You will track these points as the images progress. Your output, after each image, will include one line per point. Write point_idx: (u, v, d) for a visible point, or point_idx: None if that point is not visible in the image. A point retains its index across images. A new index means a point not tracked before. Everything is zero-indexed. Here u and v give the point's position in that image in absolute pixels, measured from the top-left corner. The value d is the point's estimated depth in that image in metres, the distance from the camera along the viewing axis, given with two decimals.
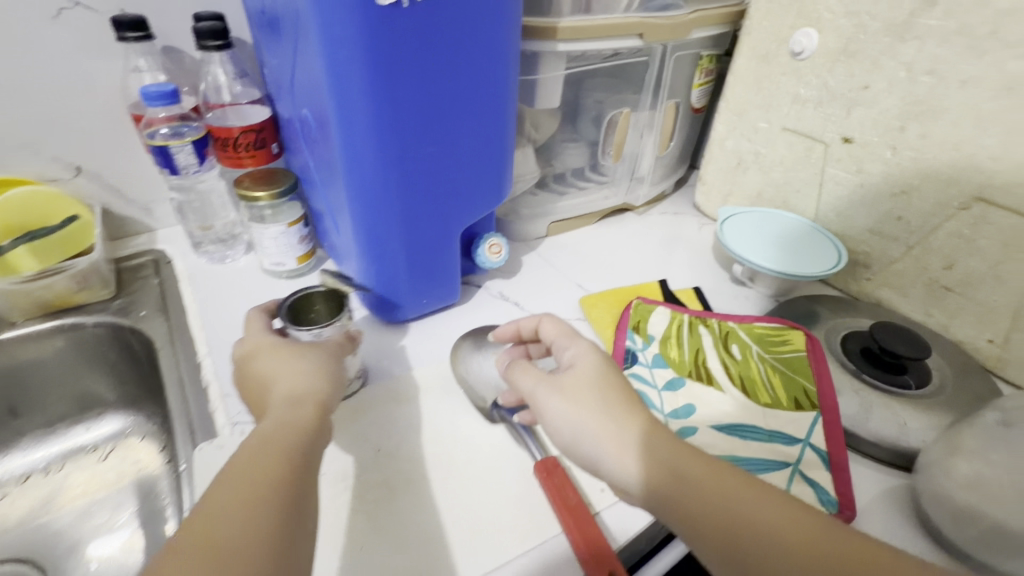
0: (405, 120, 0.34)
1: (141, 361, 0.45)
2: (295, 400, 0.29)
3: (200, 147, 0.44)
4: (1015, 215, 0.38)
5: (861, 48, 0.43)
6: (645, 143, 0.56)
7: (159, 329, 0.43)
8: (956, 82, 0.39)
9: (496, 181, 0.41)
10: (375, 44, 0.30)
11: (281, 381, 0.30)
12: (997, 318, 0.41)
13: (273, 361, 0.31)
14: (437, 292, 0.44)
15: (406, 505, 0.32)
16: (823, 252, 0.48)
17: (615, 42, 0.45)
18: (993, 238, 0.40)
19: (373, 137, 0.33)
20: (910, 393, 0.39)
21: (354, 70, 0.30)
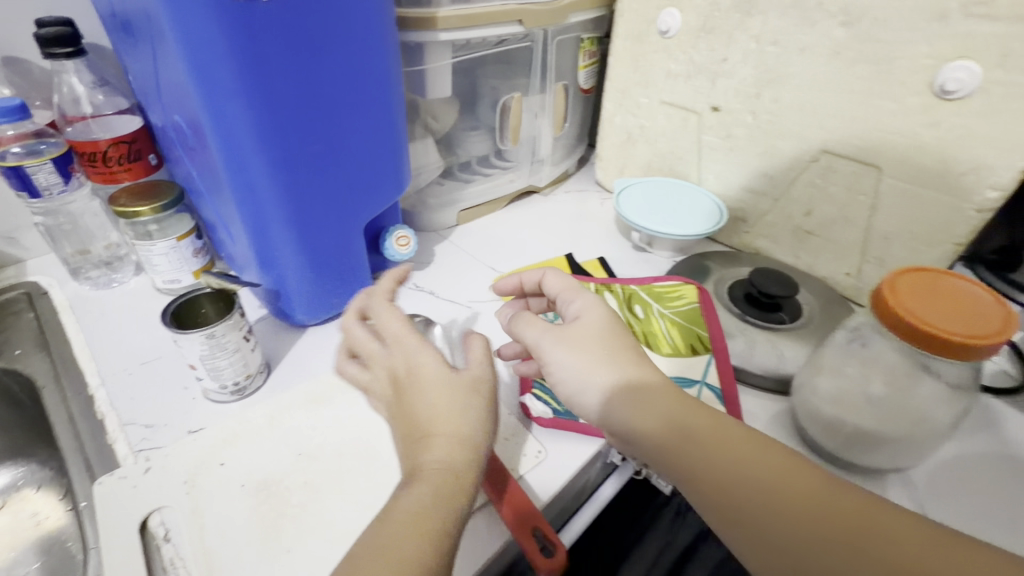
0: (287, 121, 0.34)
1: (24, 404, 0.43)
2: (454, 454, 0.28)
3: (63, 164, 0.41)
4: (853, 162, 0.43)
5: (717, 25, 0.47)
6: (540, 124, 0.60)
7: (41, 366, 0.41)
8: (796, 49, 0.43)
9: (392, 175, 0.43)
10: (242, 48, 0.30)
11: (436, 416, 0.29)
12: (850, 253, 0.47)
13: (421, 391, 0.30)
14: (344, 288, 0.45)
15: (315, 500, 0.32)
16: (704, 214, 0.53)
17: (499, 30, 0.48)
18: (840, 185, 0.45)
19: (255, 140, 0.34)
20: (786, 327, 0.43)
21: (223, 75, 0.31)
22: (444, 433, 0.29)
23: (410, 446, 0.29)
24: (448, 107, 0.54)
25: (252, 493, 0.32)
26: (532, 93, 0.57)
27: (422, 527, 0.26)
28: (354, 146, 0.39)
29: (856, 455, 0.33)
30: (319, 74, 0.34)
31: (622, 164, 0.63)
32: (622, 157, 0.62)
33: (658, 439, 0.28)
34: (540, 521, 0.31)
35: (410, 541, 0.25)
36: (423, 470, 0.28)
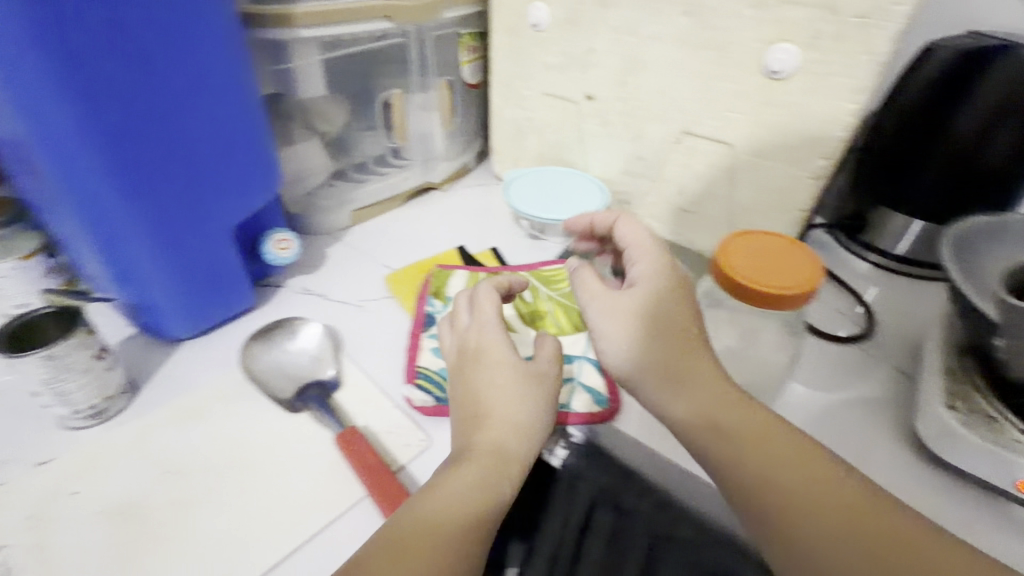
0: (128, 125, 0.34)
1: None
2: (507, 439, 0.35)
3: None
4: (713, 142, 0.49)
5: (581, 16, 0.52)
6: (433, 120, 0.61)
7: None
8: (647, 40, 0.48)
9: (259, 174, 0.43)
10: (61, 51, 0.30)
11: (502, 404, 0.37)
12: (720, 225, 0.52)
13: (499, 376, 0.37)
14: (217, 295, 0.45)
15: (198, 515, 0.34)
16: (590, 195, 0.56)
17: (365, 25, 0.49)
18: (703, 164, 0.50)
19: (89, 145, 0.33)
20: None
21: (41, 82, 0.30)
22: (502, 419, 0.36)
23: (469, 426, 0.37)
24: (331, 106, 0.55)
25: (108, 519, 0.34)
26: (412, 90, 0.59)
27: (468, 502, 0.32)
28: (208, 141, 0.39)
29: None
30: (143, 58, 0.33)
31: (514, 158, 0.66)
32: (515, 153, 0.65)
33: (691, 422, 0.35)
34: None
35: (451, 521, 0.31)
36: (475, 451, 0.35)
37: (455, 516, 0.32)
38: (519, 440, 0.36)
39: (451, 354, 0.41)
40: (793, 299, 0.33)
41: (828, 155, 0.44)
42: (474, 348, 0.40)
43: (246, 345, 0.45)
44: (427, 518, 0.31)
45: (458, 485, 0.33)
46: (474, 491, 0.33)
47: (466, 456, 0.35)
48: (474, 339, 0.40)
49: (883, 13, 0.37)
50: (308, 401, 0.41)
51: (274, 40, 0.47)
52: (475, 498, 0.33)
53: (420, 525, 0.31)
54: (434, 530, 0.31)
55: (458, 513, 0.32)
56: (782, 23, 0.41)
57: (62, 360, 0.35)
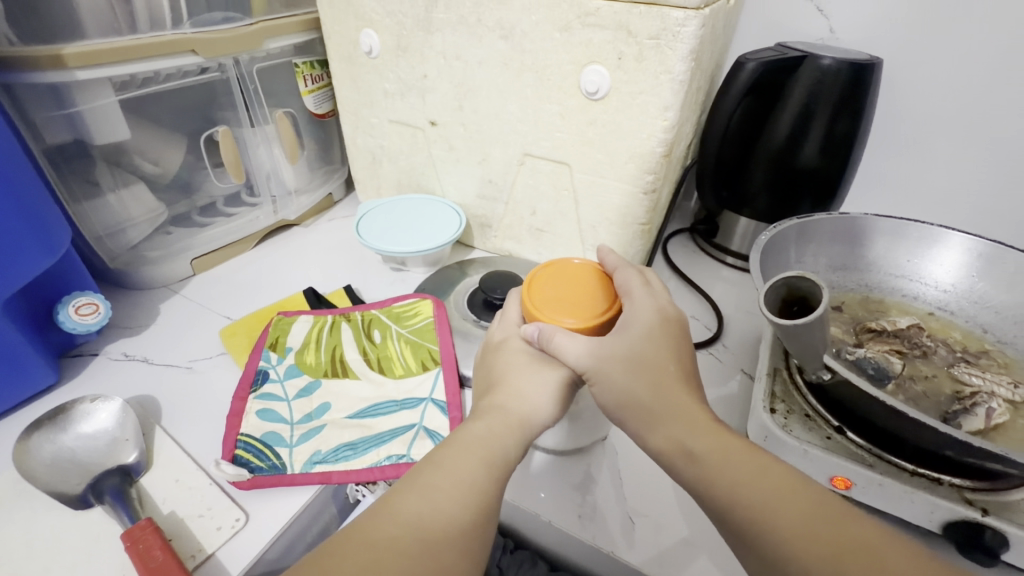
0: None
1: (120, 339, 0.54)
2: (533, 415, 0.39)
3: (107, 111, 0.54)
4: None
5: (408, 43, 0.59)
6: (274, 156, 0.69)
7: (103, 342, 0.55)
8: (537, 110, 0.56)
9: (37, 242, 0.44)
10: None
11: (515, 384, 0.40)
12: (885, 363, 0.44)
13: (520, 369, 0.41)
14: (9, 378, 0.46)
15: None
16: (447, 222, 0.67)
17: (566, 64, 0.51)
18: None
19: None
20: (807, 445, 0.40)
21: None
22: (508, 388, 0.40)
23: (482, 397, 0.41)
24: (156, 144, 0.60)
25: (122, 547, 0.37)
26: (242, 125, 0.65)
27: (708, 424, 0.34)
28: (33, 210, 0.43)
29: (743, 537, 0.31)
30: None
31: (482, 211, 0.68)
32: (374, 176, 0.75)
33: (759, 496, 0.30)
34: None
35: (495, 445, 0.36)
36: (484, 413, 0.39)
37: (683, 426, 0.34)
38: (542, 416, 0.39)
39: (482, 351, 0.46)
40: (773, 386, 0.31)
41: (654, 172, 0.53)
42: (495, 340, 0.44)
43: (27, 437, 0.42)
44: (676, 427, 0.34)
45: (477, 427, 0.37)
46: (663, 400, 0.36)
47: (475, 417, 0.39)
48: (498, 332, 0.45)
49: (672, 34, 0.45)
50: (102, 494, 0.39)
51: (58, 84, 0.49)
52: (694, 415, 0.35)
53: (681, 441, 0.34)
54: (686, 438, 0.34)
55: (492, 450, 0.36)
56: (593, 47, 0.49)
57: (88, 416, 0.44)
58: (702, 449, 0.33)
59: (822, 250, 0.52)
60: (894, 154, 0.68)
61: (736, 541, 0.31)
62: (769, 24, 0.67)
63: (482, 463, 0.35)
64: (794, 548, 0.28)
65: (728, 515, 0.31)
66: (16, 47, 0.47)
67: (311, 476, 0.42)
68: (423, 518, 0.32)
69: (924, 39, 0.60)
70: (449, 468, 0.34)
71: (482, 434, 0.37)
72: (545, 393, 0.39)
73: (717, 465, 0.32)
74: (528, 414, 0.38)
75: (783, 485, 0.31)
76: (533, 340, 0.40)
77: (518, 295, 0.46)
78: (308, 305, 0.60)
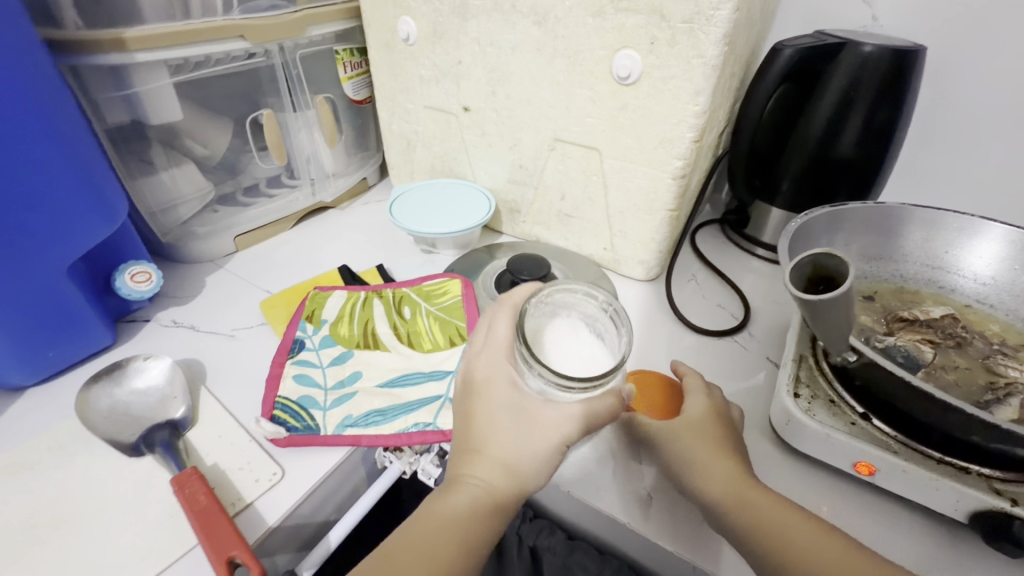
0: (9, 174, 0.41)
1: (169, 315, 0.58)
2: (499, 476, 0.36)
3: None
4: None
5: (445, 30, 0.61)
6: (314, 140, 0.72)
7: (153, 310, 0.59)
8: (569, 95, 0.56)
9: (97, 213, 0.47)
10: None
11: (505, 448, 0.36)
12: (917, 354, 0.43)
13: (490, 411, 0.38)
14: (72, 336, 0.50)
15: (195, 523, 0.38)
16: (477, 206, 0.68)
17: (598, 49, 0.52)
18: None
19: None
20: (831, 431, 0.40)
21: None
22: (495, 454, 0.36)
23: (463, 456, 0.37)
24: (205, 127, 0.64)
25: (168, 493, 0.40)
26: (285, 109, 0.68)
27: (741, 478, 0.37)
28: (95, 182, 0.47)
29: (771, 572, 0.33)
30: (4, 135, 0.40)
31: (512, 197, 0.70)
32: (408, 161, 0.77)
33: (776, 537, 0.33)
34: (239, 549, 0.35)
35: (482, 524, 0.35)
36: (466, 481, 0.36)
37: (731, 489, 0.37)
38: (509, 480, 0.36)
39: (459, 390, 0.41)
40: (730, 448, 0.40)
41: (684, 157, 0.53)
42: (477, 379, 0.39)
43: (87, 389, 0.46)
44: (728, 494, 0.36)
45: (459, 498, 0.35)
46: (705, 466, 0.38)
47: (454, 486, 0.36)
48: (479, 366, 0.40)
49: (706, 17, 0.45)
50: (153, 444, 0.42)
51: (118, 66, 0.52)
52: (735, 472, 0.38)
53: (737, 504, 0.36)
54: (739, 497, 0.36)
55: (477, 532, 0.35)
56: (625, 32, 0.49)
57: (141, 368, 0.48)
58: (746, 514, 0.35)
59: (854, 238, 0.52)
60: (938, 144, 0.65)
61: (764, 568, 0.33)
62: (810, 10, 0.66)
63: (466, 542, 0.34)
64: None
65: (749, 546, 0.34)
66: (82, 33, 0.50)
67: (343, 438, 0.44)
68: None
69: (974, 26, 0.58)
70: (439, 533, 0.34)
71: (460, 512, 0.35)
72: (543, 452, 0.36)
73: (770, 531, 0.34)
74: (505, 466, 0.36)
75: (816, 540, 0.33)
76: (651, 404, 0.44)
77: (507, 314, 0.42)
78: (342, 281, 0.63)
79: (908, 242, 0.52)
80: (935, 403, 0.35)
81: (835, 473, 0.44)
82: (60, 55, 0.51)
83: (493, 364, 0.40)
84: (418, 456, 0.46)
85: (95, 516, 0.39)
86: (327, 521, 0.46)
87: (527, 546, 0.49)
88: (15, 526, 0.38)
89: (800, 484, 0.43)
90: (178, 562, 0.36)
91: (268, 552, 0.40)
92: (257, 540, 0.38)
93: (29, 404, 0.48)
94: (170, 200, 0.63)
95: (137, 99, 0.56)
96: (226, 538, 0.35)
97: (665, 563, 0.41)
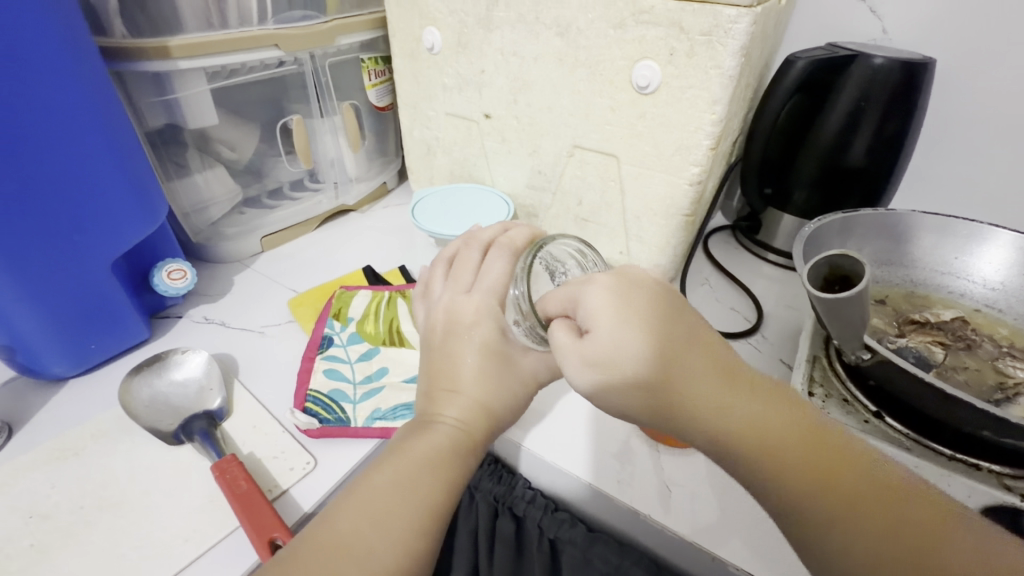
0: (63, 174, 0.44)
1: (200, 312, 0.60)
2: (471, 422, 0.37)
3: None
4: None
5: (469, 40, 0.63)
6: (338, 144, 0.74)
7: (184, 307, 0.61)
8: (588, 104, 0.59)
9: (140, 211, 0.50)
10: (23, 104, 0.40)
11: (480, 393, 0.37)
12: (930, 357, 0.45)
13: (472, 356, 0.38)
14: (112, 330, 0.52)
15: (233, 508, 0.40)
16: (496, 209, 0.70)
17: (618, 60, 0.54)
18: None
19: (39, 178, 0.42)
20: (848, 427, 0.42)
21: (15, 116, 0.40)
22: (471, 396, 0.37)
23: (438, 398, 0.38)
24: (236, 132, 0.66)
25: (206, 480, 0.42)
26: (312, 115, 0.71)
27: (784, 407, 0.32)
28: (140, 183, 0.49)
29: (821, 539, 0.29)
30: (56, 134, 0.42)
31: (530, 201, 0.72)
32: (428, 166, 0.79)
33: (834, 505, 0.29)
34: (280, 532, 0.36)
35: (457, 463, 0.35)
36: (440, 422, 0.37)
37: (755, 421, 0.31)
38: (481, 423, 0.37)
39: (437, 328, 0.40)
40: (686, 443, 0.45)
41: (700, 164, 0.55)
42: (462, 323, 0.39)
43: (129, 380, 0.48)
44: (757, 433, 0.30)
45: (426, 443, 0.35)
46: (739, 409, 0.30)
47: (427, 426, 0.37)
48: (465, 308, 0.39)
49: (724, 31, 0.47)
50: (192, 433, 0.44)
51: (161, 72, 0.55)
52: (769, 399, 0.31)
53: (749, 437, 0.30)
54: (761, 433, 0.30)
55: (454, 467, 0.35)
56: (645, 44, 0.52)
57: (179, 361, 0.50)
58: (791, 460, 0.30)
59: (865, 242, 0.53)
60: (947, 153, 0.67)
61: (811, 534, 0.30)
62: (822, 24, 0.68)
63: (442, 474, 0.34)
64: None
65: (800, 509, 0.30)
66: (128, 41, 0.53)
67: (372, 430, 0.46)
68: (393, 515, 0.32)
69: (982, 39, 0.59)
70: (402, 485, 0.33)
71: (432, 449, 0.35)
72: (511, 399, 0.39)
73: (832, 496, 0.29)
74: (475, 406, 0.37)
75: (874, 488, 0.29)
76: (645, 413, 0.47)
77: (502, 260, 0.40)
78: (366, 281, 0.65)
79: (918, 247, 0.53)
80: (947, 400, 0.37)
81: None
82: (110, 61, 0.53)
83: (479, 308, 0.39)
84: None
85: (138, 500, 0.41)
86: None
87: (547, 537, 0.51)
88: (64, 507, 0.40)
89: None
90: (220, 544, 0.38)
91: None
92: (293, 525, 0.40)
93: (71, 395, 0.50)
94: (201, 201, 0.65)
95: (175, 105, 0.58)
96: (267, 521, 0.37)
97: (681, 553, 0.42)
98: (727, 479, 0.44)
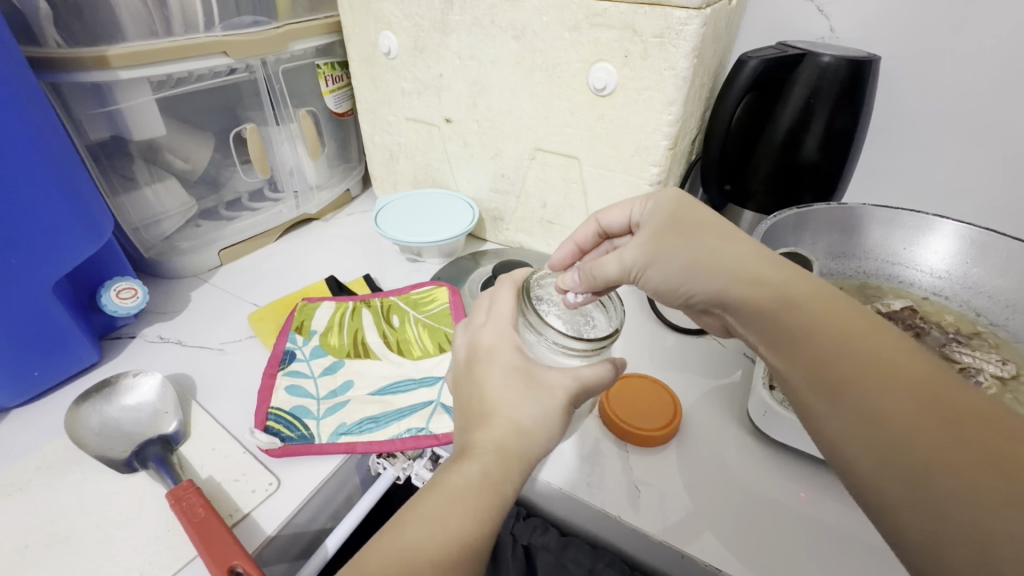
0: None
1: (155, 332, 0.58)
2: (504, 439, 0.35)
3: None
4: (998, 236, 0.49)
5: (425, 44, 0.62)
6: (297, 152, 0.73)
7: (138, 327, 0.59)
8: (547, 106, 0.58)
9: (83, 231, 0.47)
10: None
11: (516, 413, 0.36)
12: None
13: (500, 378, 0.37)
14: (55, 354, 0.49)
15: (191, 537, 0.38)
16: (461, 214, 0.69)
17: (576, 61, 0.54)
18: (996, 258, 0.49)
19: None
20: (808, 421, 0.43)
21: None
22: (505, 416, 0.36)
23: (470, 424, 0.36)
24: (186, 142, 0.63)
25: (164, 508, 0.40)
26: (268, 123, 0.68)
27: (821, 284, 0.30)
28: (81, 202, 0.47)
29: (839, 401, 0.25)
30: None
31: (495, 205, 0.72)
32: (391, 172, 0.78)
33: (856, 366, 0.25)
34: (240, 560, 0.35)
35: (489, 485, 0.33)
36: (473, 445, 0.35)
37: (766, 278, 0.31)
38: (520, 443, 0.35)
39: (462, 361, 0.40)
40: (654, 438, 0.47)
41: (660, 164, 0.56)
42: (483, 349, 0.39)
43: (76, 407, 0.46)
44: (767, 292, 0.30)
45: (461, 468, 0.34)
46: (776, 285, 0.30)
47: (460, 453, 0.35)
48: (485, 336, 0.40)
49: (675, 33, 0.47)
50: (147, 460, 0.43)
51: (102, 83, 0.53)
52: (799, 278, 0.30)
53: (750, 296, 0.31)
54: (767, 295, 0.30)
55: (479, 498, 0.33)
56: (600, 46, 0.52)
57: (130, 383, 0.48)
58: (796, 319, 0.28)
59: (819, 237, 0.55)
60: (894, 148, 0.70)
61: (835, 400, 0.26)
62: (774, 23, 0.69)
63: (471, 501, 0.33)
64: (929, 470, 0.22)
65: (821, 371, 0.26)
66: (63, 50, 0.50)
67: (338, 446, 0.45)
68: (410, 555, 0.30)
69: (921, 36, 0.62)
70: (425, 516, 0.32)
71: (464, 476, 0.33)
72: (553, 417, 0.36)
73: (874, 367, 0.25)
74: (516, 425, 0.35)
75: (898, 353, 0.25)
76: (618, 422, 0.47)
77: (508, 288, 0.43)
78: (329, 292, 0.64)
79: (871, 239, 0.55)
80: None
81: (810, 460, 0.46)
82: (42, 73, 0.50)
83: (491, 339, 0.40)
84: (410, 462, 0.47)
85: (89, 534, 0.39)
86: (322, 530, 0.46)
87: (521, 544, 0.50)
88: (6, 547, 0.38)
89: (776, 472, 0.46)
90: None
91: (267, 562, 0.40)
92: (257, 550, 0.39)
93: (14, 427, 0.47)
94: (151, 216, 0.63)
95: (117, 117, 0.55)
96: (227, 548, 0.35)
97: (649, 551, 0.43)
98: (695, 476, 0.45)
